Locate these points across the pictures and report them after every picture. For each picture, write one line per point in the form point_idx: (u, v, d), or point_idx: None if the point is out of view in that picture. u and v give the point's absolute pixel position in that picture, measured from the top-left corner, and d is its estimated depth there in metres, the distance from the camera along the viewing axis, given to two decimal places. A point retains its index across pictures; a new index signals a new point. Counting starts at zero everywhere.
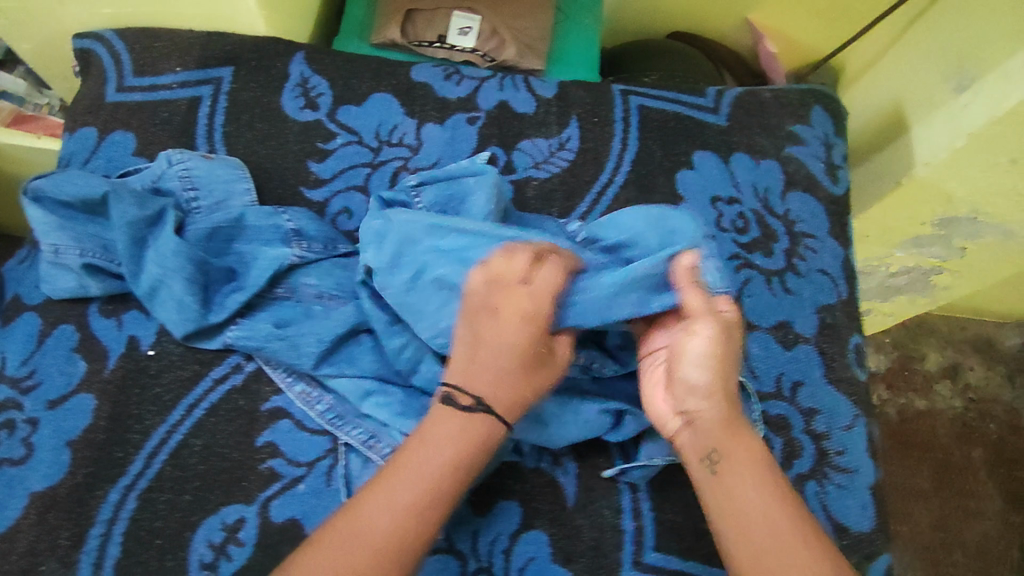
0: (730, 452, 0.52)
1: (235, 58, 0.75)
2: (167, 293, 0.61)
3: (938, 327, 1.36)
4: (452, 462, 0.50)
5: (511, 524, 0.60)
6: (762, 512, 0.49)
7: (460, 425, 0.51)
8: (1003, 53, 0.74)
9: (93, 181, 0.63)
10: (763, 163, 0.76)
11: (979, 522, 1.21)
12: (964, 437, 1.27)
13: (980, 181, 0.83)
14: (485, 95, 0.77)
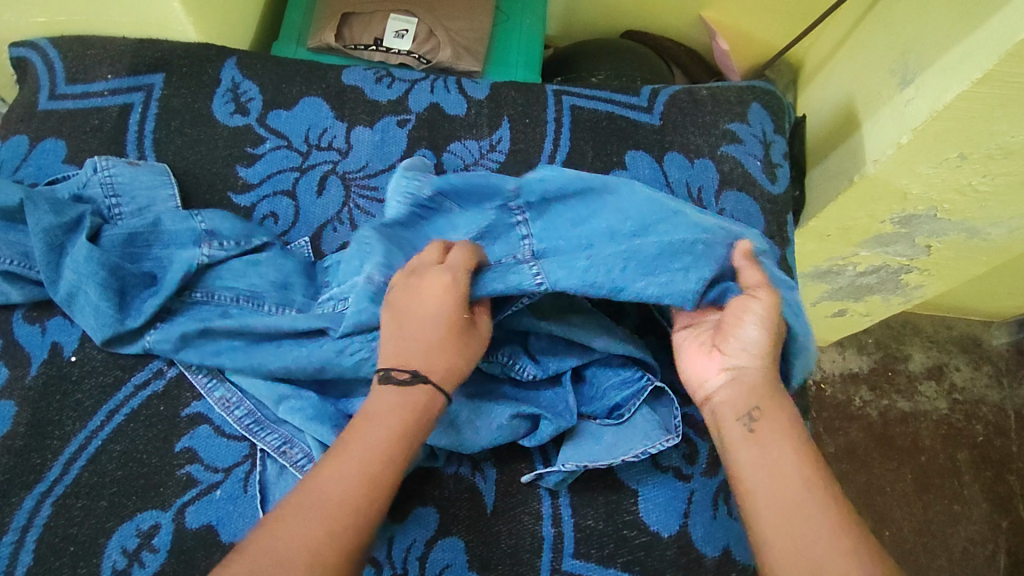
0: (777, 418, 0.51)
1: (166, 65, 0.76)
2: (84, 299, 0.61)
3: (923, 326, 1.33)
4: (395, 430, 0.48)
5: (427, 531, 0.58)
6: (799, 478, 0.47)
7: (398, 396, 0.49)
8: (942, 46, 0.72)
9: (12, 189, 0.63)
10: (698, 162, 0.74)
11: (965, 526, 1.18)
12: (949, 438, 1.24)
13: (933, 178, 0.81)
14: (416, 97, 0.77)
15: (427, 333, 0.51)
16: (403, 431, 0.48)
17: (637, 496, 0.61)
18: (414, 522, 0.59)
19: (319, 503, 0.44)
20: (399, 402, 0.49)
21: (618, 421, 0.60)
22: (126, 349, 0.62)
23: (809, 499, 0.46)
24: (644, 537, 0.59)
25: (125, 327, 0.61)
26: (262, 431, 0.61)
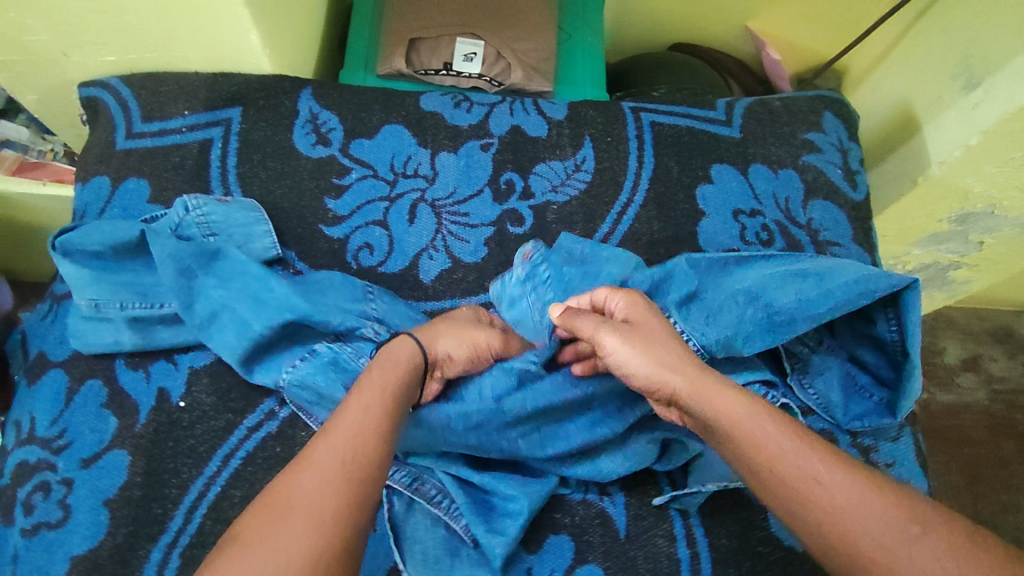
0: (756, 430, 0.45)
1: (242, 98, 0.74)
2: (228, 318, 0.61)
3: (956, 319, 1.33)
4: (386, 391, 0.49)
5: (565, 558, 0.58)
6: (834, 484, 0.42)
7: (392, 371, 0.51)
8: (1010, 49, 0.72)
9: (126, 227, 0.62)
10: (782, 172, 0.75)
11: (1019, 516, 1.14)
12: (993, 428, 1.22)
13: (997, 177, 0.80)
14: (497, 120, 0.76)
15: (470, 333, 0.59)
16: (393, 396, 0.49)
17: (767, 513, 0.60)
18: (550, 551, 0.58)
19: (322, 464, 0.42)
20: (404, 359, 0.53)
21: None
22: (257, 374, 0.61)
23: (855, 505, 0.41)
24: (780, 553, 0.59)
25: (265, 335, 0.60)
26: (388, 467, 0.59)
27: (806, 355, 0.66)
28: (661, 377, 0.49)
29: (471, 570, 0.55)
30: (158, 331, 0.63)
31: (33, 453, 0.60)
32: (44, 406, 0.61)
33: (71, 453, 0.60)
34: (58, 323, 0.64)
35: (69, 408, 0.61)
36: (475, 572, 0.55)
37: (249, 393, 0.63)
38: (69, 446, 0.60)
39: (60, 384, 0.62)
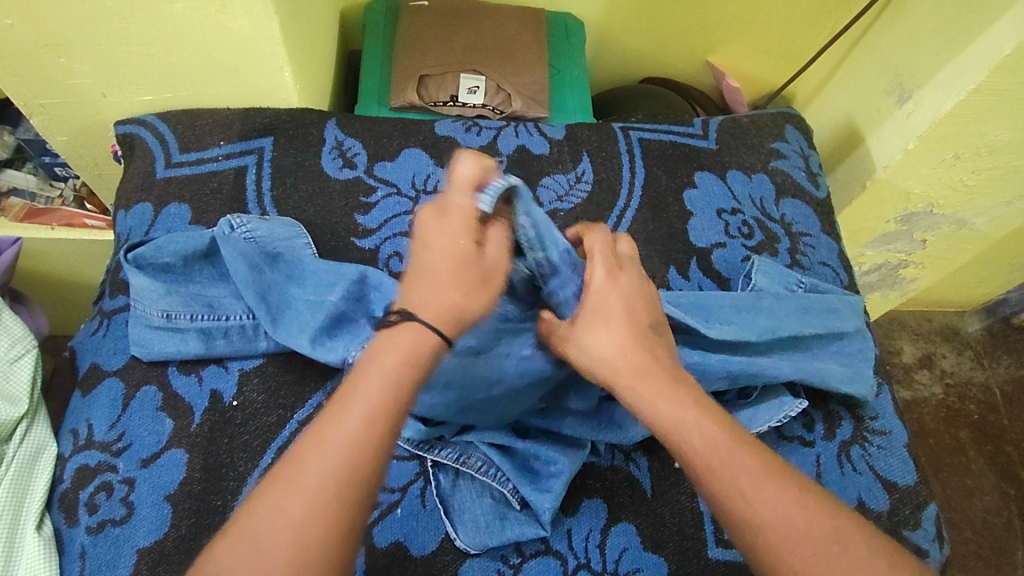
0: (658, 392, 0.51)
1: (274, 129, 0.81)
2: (301, 304, 0.68)
3: (907, 320, 1.39)
4: (395, 381, 0.47)
5: (599, 518, 0.63)
6: (724, 451, 0.47)
7: (378, 379, 0.46)
8: (935, 66, 0.85)
9: (194, 237, 0.69)
10: (755, 176, 0.86)
11: (979, 498, 1.21)
12: (949, 419, 1.29)
13: (932, 177, 0.92)
14: (504, 141, 0.86)
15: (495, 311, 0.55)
16: (383, 420, 0.45)
17: None
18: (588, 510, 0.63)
19: (310, 480, 0.42)
20: (412, 348, 0.48)
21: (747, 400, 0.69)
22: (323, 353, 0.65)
23: (745, 481, 0.46)
24: None
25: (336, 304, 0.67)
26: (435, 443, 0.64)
27: None
28: (600, 367, 0.54)
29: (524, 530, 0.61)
30: (216, 342, 0.67)
31: (94, 456, 0.63)
32: (101, 412, 0.65)
33: (131, 454, 0.63)
34: (113, 336, 0.69)
35: (127, 412, 0.65)
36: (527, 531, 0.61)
37: (297, 390, 0.67)
38: (128, 448, 0.63)
39: (116, 392, 0.66)
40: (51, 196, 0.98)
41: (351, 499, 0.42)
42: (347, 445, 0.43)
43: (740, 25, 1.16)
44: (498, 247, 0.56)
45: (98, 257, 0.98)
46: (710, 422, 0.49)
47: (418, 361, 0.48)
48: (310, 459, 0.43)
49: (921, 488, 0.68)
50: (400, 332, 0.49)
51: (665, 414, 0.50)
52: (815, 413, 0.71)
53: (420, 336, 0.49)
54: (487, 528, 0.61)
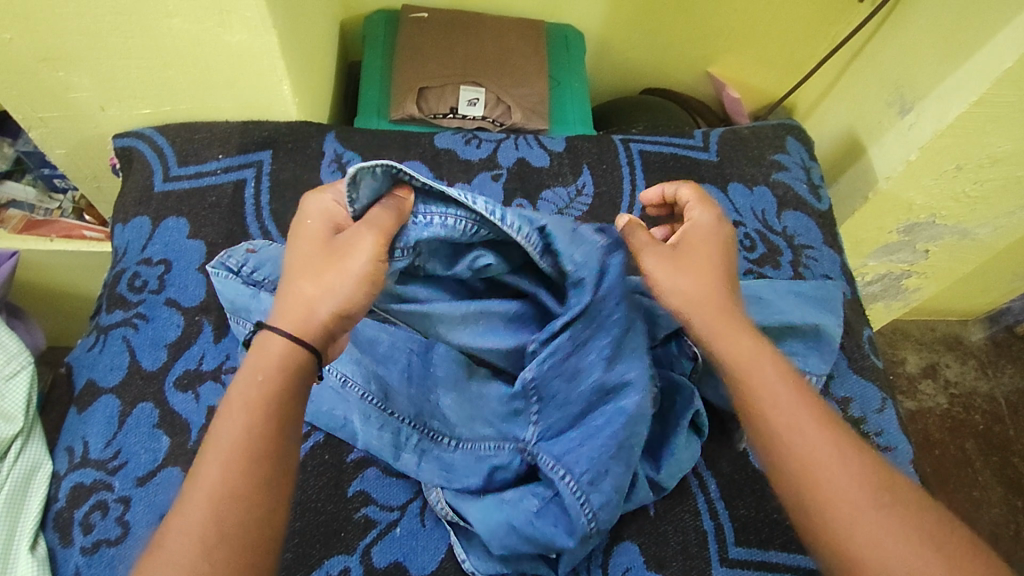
0: (750, 360, 0.52)
1: (273, 142, 0.81)
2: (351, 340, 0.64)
3: (910, 330, 1.38)
4: (283, 369, 0.48)
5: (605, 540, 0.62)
6: (803, 425, 0.49)
7: (248, 411, 0.46)
8: (936, 78, 0.85)
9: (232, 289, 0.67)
10: (756, 189, 0.86)
11: (986, 510, 1.20)
12: (954, 429, 1.28)
13: (934, 188, 0.92)
14: (504, 154, 0.85)
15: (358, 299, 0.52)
16: (265, 450, 0.45)
17: (778, 484, 0.66)
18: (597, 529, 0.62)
19: (207, 482, 0.44)
20: (283, 362, 0.49)
21: None
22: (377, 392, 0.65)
23: (825, 455, 0.47)
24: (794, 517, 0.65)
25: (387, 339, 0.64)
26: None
27: None
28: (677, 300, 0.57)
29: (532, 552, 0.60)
30: None
31: (89, 475, 0.62)
32: (97, 429, 0.64)
33: (127, 472, 0.62)
34: (110, 352, 0.68)
35: (123, 430, 0.64)
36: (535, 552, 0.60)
37: None
38: (124, 466, 0.62)
39: (112, 409, 0.65)
40: (50, 209, 0.98)
41: (251, 482, 0.44)
42: (223, 487, 0.44)
43: (740, 36, 1.16)
44: (360, 250, 0.53)
45: (96, 269, 0.97)
46: (794, 396, 0.50)
47: (298, 358, 0.49)
48: (195, 511, 0.43)
49: None
50: (264, 344, 0.49)
51: (751, 379, 0.51)
52: None
53: (272, 346, 0.49)
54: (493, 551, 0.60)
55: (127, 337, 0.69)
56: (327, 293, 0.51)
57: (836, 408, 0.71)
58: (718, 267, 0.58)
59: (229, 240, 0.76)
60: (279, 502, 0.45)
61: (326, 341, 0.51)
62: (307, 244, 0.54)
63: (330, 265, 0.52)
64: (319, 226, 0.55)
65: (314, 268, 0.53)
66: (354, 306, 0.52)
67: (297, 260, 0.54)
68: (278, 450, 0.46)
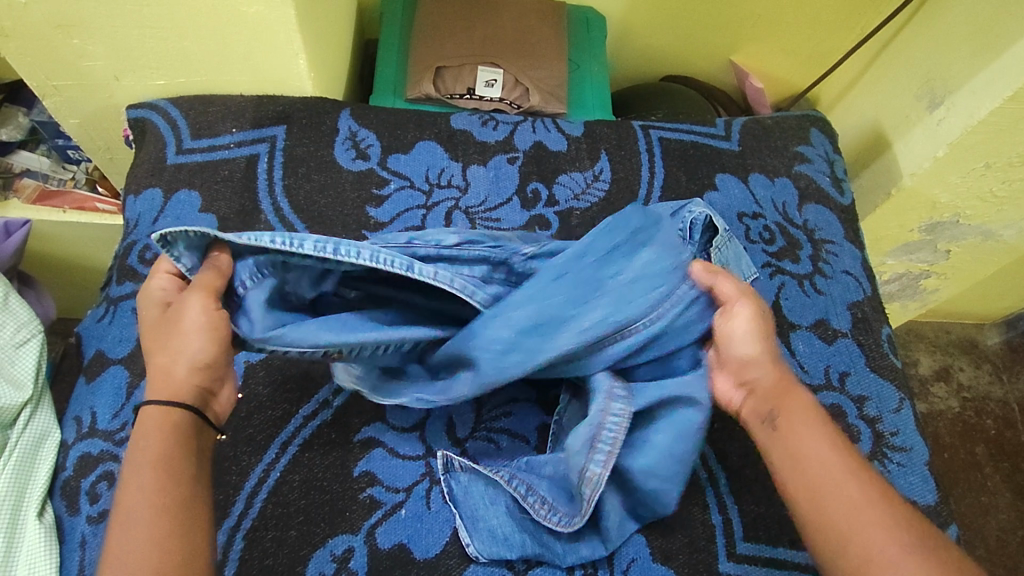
0: (786, 397, 0.57)
1: (287, 117, 0.80)
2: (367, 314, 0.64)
3: (925, 332, 1.36)
4: (165, 426, 0.49)
5: (626, 534, 0.60)
6: (828, 471, 0.51)
7: (150, 470, 0.47)
8: (968, 72, 0.82)
9: None
10: (778, 180, 0.84)
11: (994, 516, 1.18)
12: (965, 434, 1.26)
13: (961, 186, 0.89)
14: (521, 136, 0.84)
15: (205, 348, 0.50)
16: (170, 500, 0.46)
17: None
18: (670, 458, 0.58)
19: (123, 549, 0.44)
20: (162, 424, 0.49)
21: None
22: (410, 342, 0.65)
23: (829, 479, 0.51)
24: None
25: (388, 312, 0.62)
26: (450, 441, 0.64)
27: (791, 327, 0.73)
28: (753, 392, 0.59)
29: (588, 464, 0.57)
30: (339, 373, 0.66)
31: (96, 445, 0.62)
32: (105, 400, 0.64)
33: None
34: (120, 324, 0.68)
35: (131, 401, 0.63)
36: (588, 469, 0.57)
37: (303, 384, 0.65)
38: (130, 438, 0.62)
39: (120, 380, 0.65)
40: (63, 179, 0.96)
41: (177, 520, 0.46)
42: (138, 542, 0.44)
43: (766, 23, 1.13)
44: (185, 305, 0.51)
45: (106, 241, 0.97)
46: (831, 453, 0.52)
47: (169, 421, 0.49)
48: (108, 572, 0.43)
49: (941, 508, 0.66)
50: (141, 420, 0.50)
51: (776, 412, 0.56)
52: (833, 426, 0.68)
53: (149, 418, 0.49)
54: (498, 536, 0.59)
55: (136, 309, 0.69)
56: (179, 354, 0.50)
57: (852, 406, 0.70)
58: (775, 339, 0.61)
59: (241, 215, 0.75)
60: (195, 547, 0.46)
61: (202, 397, 0.51)
62: (148, 328, 0.53)
63: (167, 334, 0.51)
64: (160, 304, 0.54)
65: (159, 338, 0.52)
66: (206, 356, 0.51)
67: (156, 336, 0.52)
68: (182, 500, 0.47)
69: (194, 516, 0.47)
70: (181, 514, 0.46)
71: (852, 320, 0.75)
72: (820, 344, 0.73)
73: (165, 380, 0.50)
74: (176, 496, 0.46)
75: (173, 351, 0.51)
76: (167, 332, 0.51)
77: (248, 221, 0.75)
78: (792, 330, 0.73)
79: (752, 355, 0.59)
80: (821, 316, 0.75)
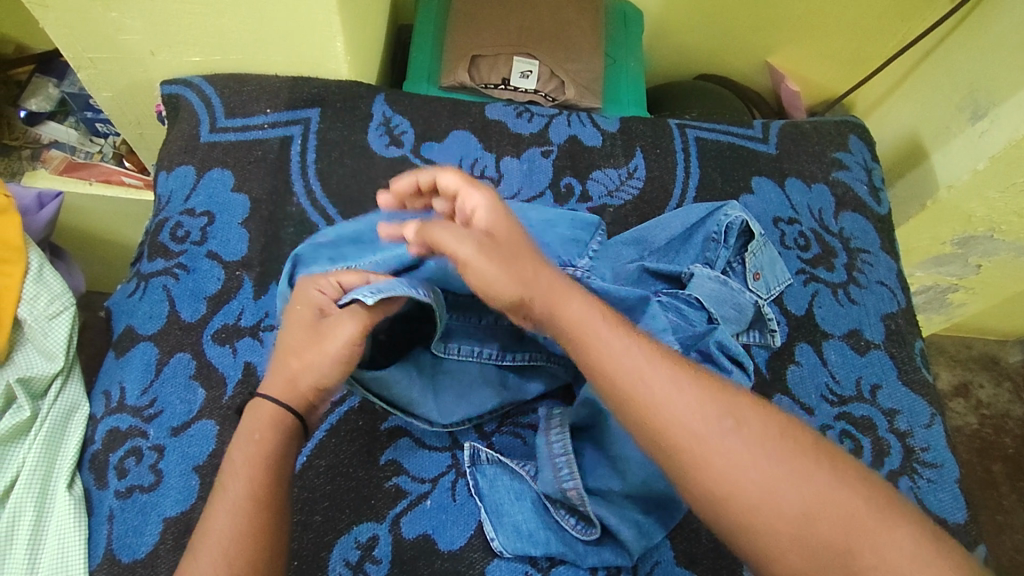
0: (563, 308, 0.47)
1: (322, 100, 0.79)
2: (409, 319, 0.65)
3: (945, 346, 1.34)
4: (278, 421, 0.50)
5: (653, 543, 0.59)
6: (643, 377, 0.44)
7: (247, 458, 0.47)
8: (1014, 83, 0.80)
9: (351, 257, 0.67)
10: (814, 186, 0.82)
11: (1008, 535, 1.17)
12: (982, 451, 1.24)
13: (999, 202, 0.87)
14: (556, 130, 0.83)
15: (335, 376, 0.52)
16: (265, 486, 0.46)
17: None
18: None
19: (218, 538, 0.44)
20: (272, 418, 0.49)
21: (809, 412, 0.68)
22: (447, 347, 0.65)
23: (660, 391, 0.44)
24: None
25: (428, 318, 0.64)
26: (477, 434, 0.64)
27: (823, 335, 0.72)
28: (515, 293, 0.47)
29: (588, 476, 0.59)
30: None
31: (124, 421, 0.61)
32: (134, 376, 0.63)
33: (162, 421, 0.61)
34: (150, 301, 0.67)
35: (160, 378, 0.63)
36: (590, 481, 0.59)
37: None
38: (159, 415, 0.61)
39: (150, 356, 0.64)
40: (91, 152, 0.96)
41: (271, 521, 0.45)
42: (234, 535, 0.44)
43: (804, 26, 1.12)
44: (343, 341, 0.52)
45: (133, 216, 0.97)
46: (667, 375, 0.44)
47: (286, 419, 0.50)
48: (204, 559, 0.43)
49: (970, 526, 0.65)
50: (254, 410, 0.50)
51: (605, 361, 0.45)
52: (863, 439, 0.67)
53: (261, 410, 0.50)
54: (519, 530, 0.58)
55: (166, 286, 0.68)
56: (310, 368, 0.51)
57: (882, 419, 0.69)
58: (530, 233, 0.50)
59: (273, 196, 0.74)
60: (279, 536, 0.45)
61: (310, 410, 0.52)
62: (297, 322, 0.53)
63: (313, 344, 0.52)
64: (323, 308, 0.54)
65: (301, 346, 0.52)
66: (332, 382, 0.52)
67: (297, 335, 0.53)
68: (272, 490, 0.46)
69: (283, 517, 0.46)
70: (277, 516, 0.46)
71: (885, 331, 0.74)
72: (852, 354, 0.72)
73: (292, 385, 0.51)
74: (278, 495, 0.46)
75: (309, 363, 0.51)
76: (309, 341, 0.52)
77: (280, 203, 0.74)
78: (824, 339, 0.72)
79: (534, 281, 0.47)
80: (854, 327, 0.73)
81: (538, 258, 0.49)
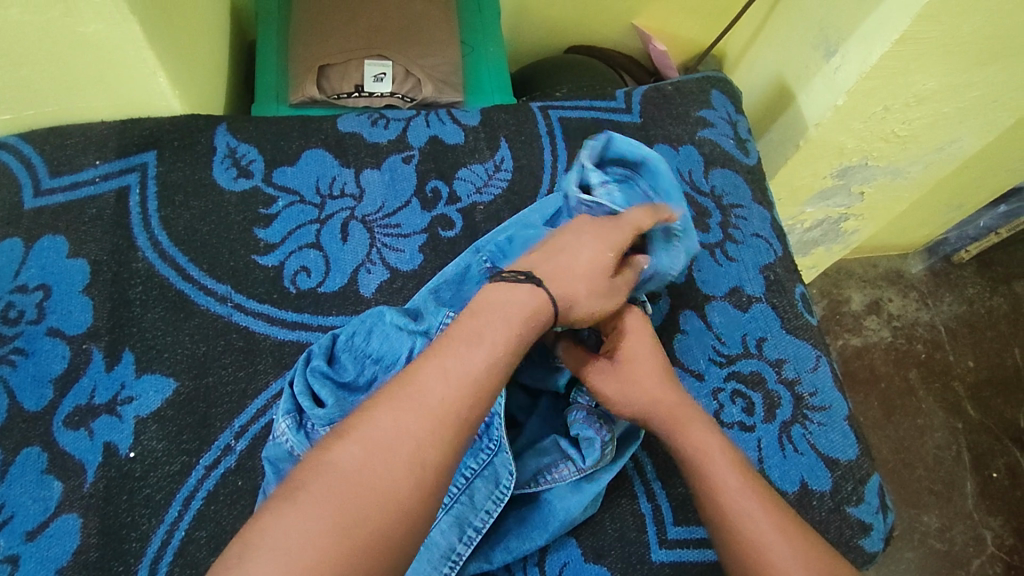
0: (685, 429, 0.54)
1: (157, 141, 0.73)
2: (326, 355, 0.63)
3: (853, 269, 1.39)
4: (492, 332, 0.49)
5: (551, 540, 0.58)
6: (728, 479, 0.51)
7: (408, 459, 0.41)
8: (857, 16, 0.81)
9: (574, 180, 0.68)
10: (682, 149, 0.82)
11: (930, 436, 1.24)
12: (898, 362, 1.30)
13: (863, 132, 0.90)
14: (415, 133, 0.79)
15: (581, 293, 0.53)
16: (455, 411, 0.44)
17: None
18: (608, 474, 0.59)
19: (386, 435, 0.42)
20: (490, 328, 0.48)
21: (699, 377, 0.69)
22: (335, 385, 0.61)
23: (738, 504, 0.49)
24: None
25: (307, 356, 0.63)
26: None
27: (705, 298, 0.73)
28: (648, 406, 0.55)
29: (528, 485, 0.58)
30: (252, 425, 0.63)
31: None
32: None
33: (13, 528, 0.56)
34: None
35: (7, 481, 0.58)
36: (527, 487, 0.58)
37: (201, 432, 0.62)
38: (10, 521, 0.56)
39: None
40: None
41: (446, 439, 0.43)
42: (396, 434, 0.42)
43: None
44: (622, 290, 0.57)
45: None
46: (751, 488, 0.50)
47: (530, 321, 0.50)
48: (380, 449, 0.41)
49: (862, 459, 0.67)
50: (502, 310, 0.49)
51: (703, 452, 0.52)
52: (753, 394, 0.68)
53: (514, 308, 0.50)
54: (449, 556, 0.55)
55: (4, 376, 0.62)
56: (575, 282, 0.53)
57: (770, 371, 0.70)
58: (655, 358, 0.57)
59: (116, 254, 0.69)
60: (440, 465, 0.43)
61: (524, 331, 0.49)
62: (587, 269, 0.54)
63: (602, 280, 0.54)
64: (624, 235, 0.57)
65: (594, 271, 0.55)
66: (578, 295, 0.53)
67: (569, 240, 0.56)
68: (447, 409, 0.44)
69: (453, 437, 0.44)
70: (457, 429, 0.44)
71: (765, 284, 0.75)
72: (735, 312, 0.73)
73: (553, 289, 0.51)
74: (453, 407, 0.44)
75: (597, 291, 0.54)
76: (564, 253, 0.54)
77: (123, 261, 0.68)
78: (707, 302, 0.73)
79: (637, 382, 0.56)
80: (734, 285, 0.74)
81: (664, 379, 0.56)
